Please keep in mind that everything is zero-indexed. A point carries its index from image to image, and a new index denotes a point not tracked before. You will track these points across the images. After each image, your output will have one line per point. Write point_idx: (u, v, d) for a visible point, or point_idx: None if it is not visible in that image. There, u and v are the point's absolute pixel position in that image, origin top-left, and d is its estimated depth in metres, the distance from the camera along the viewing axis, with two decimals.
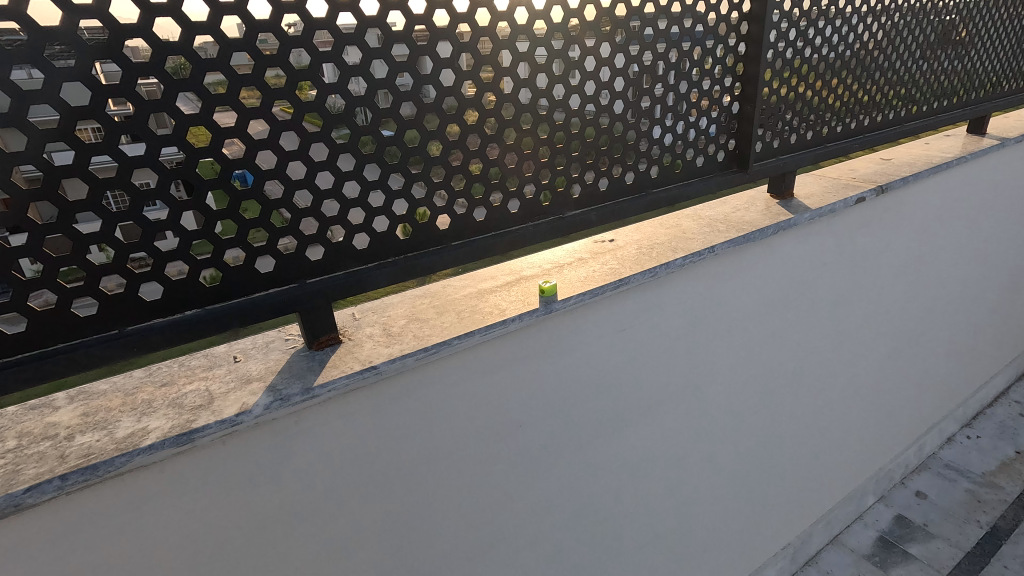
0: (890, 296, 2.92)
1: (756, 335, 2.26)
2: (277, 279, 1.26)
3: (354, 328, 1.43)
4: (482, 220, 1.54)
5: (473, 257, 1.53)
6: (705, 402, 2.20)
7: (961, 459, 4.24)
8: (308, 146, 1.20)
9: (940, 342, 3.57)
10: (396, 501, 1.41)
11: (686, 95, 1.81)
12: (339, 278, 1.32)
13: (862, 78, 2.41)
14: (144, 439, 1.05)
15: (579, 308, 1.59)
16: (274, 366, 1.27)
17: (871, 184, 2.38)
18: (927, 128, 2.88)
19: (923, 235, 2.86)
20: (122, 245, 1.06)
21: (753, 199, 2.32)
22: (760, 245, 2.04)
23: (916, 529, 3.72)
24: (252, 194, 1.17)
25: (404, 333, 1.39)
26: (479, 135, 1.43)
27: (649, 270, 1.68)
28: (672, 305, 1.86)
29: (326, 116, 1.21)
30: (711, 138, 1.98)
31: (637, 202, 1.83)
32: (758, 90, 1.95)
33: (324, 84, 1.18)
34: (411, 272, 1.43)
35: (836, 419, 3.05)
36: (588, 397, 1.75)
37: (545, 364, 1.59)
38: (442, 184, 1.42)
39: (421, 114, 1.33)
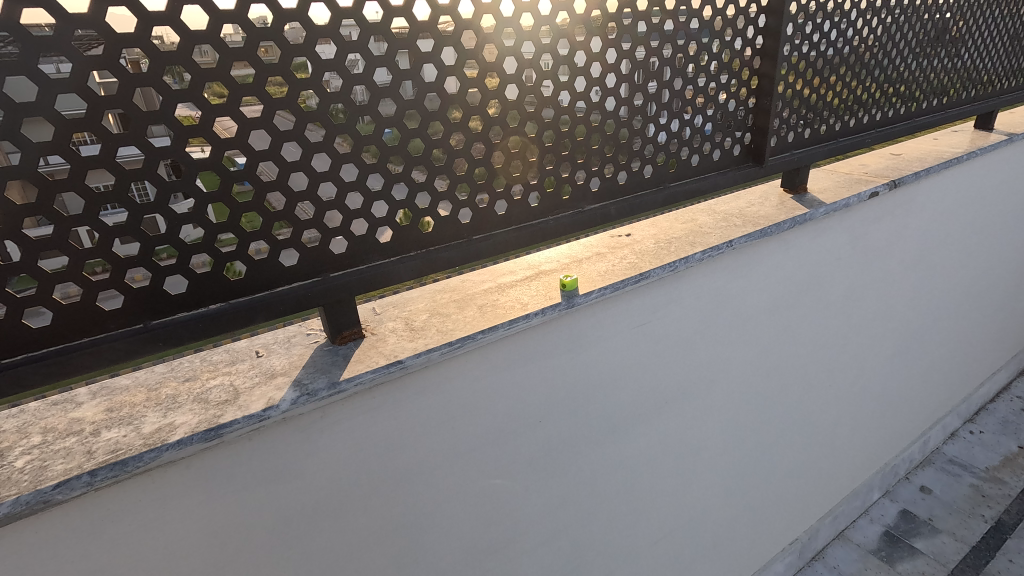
0: (900, 291, 2.93)
1: (769, 330, 2.26)
2: (302, 272, 1.25)
3: (376, 322, 1.41)
4: (503, 214, 1.52)
5: (493, 251, 1.52)
6: (718, 399, 2.20)
7: (965, 455, 4.25)
8: (334, 138, 1.18)
9: (946, 338, 3.58)
10: (418, 497, 1.40)
11: (704, 88, 1.80)
12: (363, 272, 1.31)
13: (873, 74, 2.41)
14: (172, 434, 1.03)
15: (599, 302, 1.58)
16: (297, 361, 1.26)
17: (883, 179, 2.38)
18: (934, 124, 2.89)
19: (932, 230, 2.86)
20: (149, 237, 1.04)
21: (766, 193, 2.31)
22: (776, 240, 2.03)
23: (922, 523, 3.73)
24: (277, 186, 1.15)
25: (428, 328, 1.37)
26: (501, 127, 1.41)
27: (669, 264, 1.67)
28: (689, 300, 1.85)
29: (352, 106, 1.18)
30: (728, 131, 1.96)
31: (655, 196, 1.82)
32: (775, 84, 1.94)
33: (349, 75, 1.16)
34: (433, 267, 1.41)
35: (844, 415, 3.05)
36: (607, 392, 1.74)
37: (565, 358, 1.58)
38: (464, 177, 1.41)
39: (445, 105, 1.31)
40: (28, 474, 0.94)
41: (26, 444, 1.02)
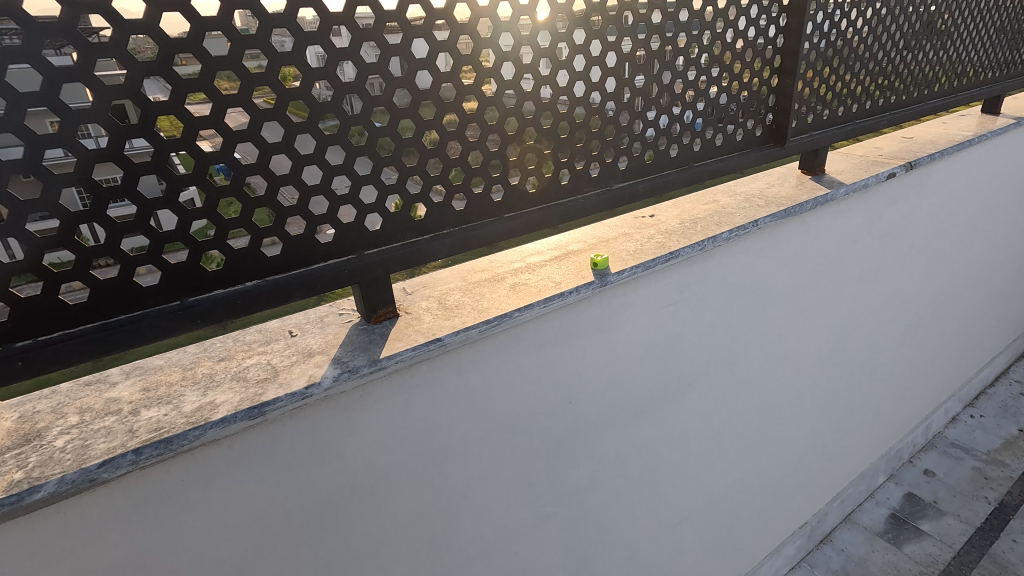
0: (910, 274, 2.94)
1: (787, 312, 2.26)
2: (337, 249, 1.22)
3: (409, 302, 1.39)
4: (534, 192, 1.50)
5: (524, 230, 1.49)
6: (737, 381, 2.19)
7: (967, 439, 4.30)
8: (371, 111, 1.16)
9: (951, 322, 3.61)
10: (452, 478, 1.39)
11: (730, 66, 1.77)
12: (398, 250, 1.29)
13: (887, 56, 2.41)
14: (214, 412, 1.01)
15: (630, 281, 1.56)
16: (333, 340, 1.23)
17: (899, 161, 2.37)
18: (944, 108, 2.90)
19: (942, 214, 2.87)
20: (186, 211, 1.02)
21: (784, 175, 2.30)
22: (797, 221, 2.03)
23: (927, 506, 3.77)
24: (315, 159, 1.13)
25: (462, 307, 1.35)
26: (535, 101, 1.38)
27: (698, 243, 1.65)
28: (715, 279, 1.84)
29: (388, 78, 1.15)
30: (751, 111, 1.94)
31: (681, 175, 1.80)
32: (799, 63, 1.92)
33: (388, 45, 1.13)
34: (466, 245, 1.38)
35: (854, 399, 3.07)
36: (634, 372, 1.73)
37: (596, 339, 1.57)
38: (498, 154, 1.38)
39: (480, 79, 1.28)
40: (70, 454, 0.91)
41: (63, 424, 0.99)
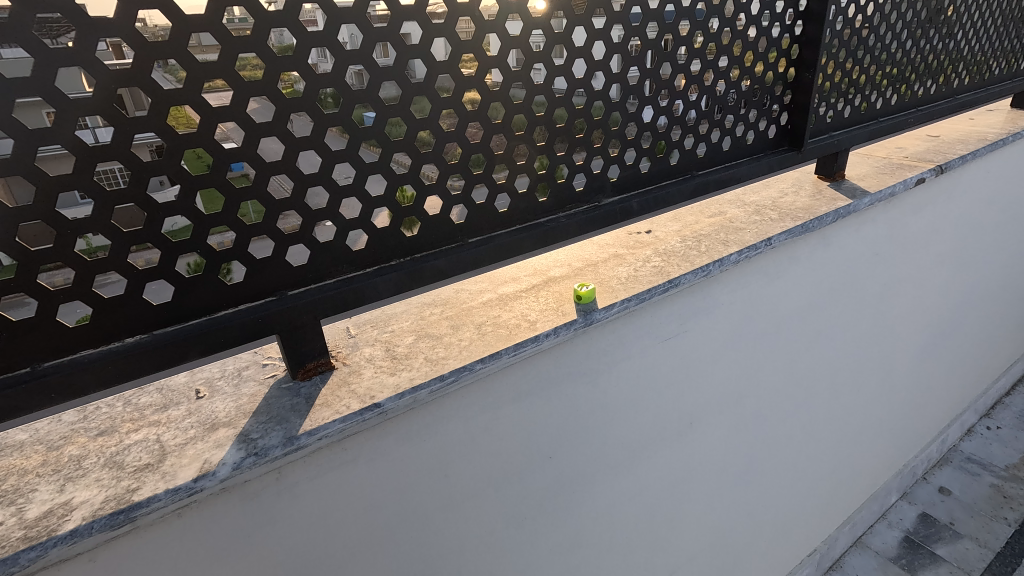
0: (933, 285, 2.68)
1: (801, 334, 2.01)
2: (250, 292, 0.97)
3: (349, 352, 1.13)
4: (504, 210, 1.24)
5: (495, 257, 1.24)
6: (745, 412, 1.95)
7: (983, 452, 4.06)
8: (289, 117, 0.91)
9: (971, 333, 3.36)
10: (407, 559, 1.15)
11: (742, 57, 1.50)
12: (332, 289, 1.04)
13: (915, 45, 2.13)
14: (66, 521, 0.76)
15: (622, 316, 1.32)
16: (246, 406, 0.98)
17: (928, 164, 2.11)
18: (972, 103, 2.62)
19: (970, 220, 2.61)
20: (29, 254, 0.76)
21: (798, 181, 2.04)
22: (817, 235, 1.77)
23: (943, 527, 3.55)
24: (213, 181, 0.87)
25: (413, 356, 1.10)
26: (503, 104, 1.13)
27: (701, 268, 1.41)
28: (723, 306, 1.59)
29: (308, 75, 0.90)
30: (763, 112, 1.67)
31: (683, 186, 1.54)
32: (821, 53, 1.64)
33: (306, 33, 0.88)
34: (420, 279, 1.13)
35: (868, 419, 2.83)
36: (628, 416, 1.49)
37: (581, 383, 1.32)
38: (458, 166, 1.13)
39: (432, 76, 1.02)
40: None
41: None
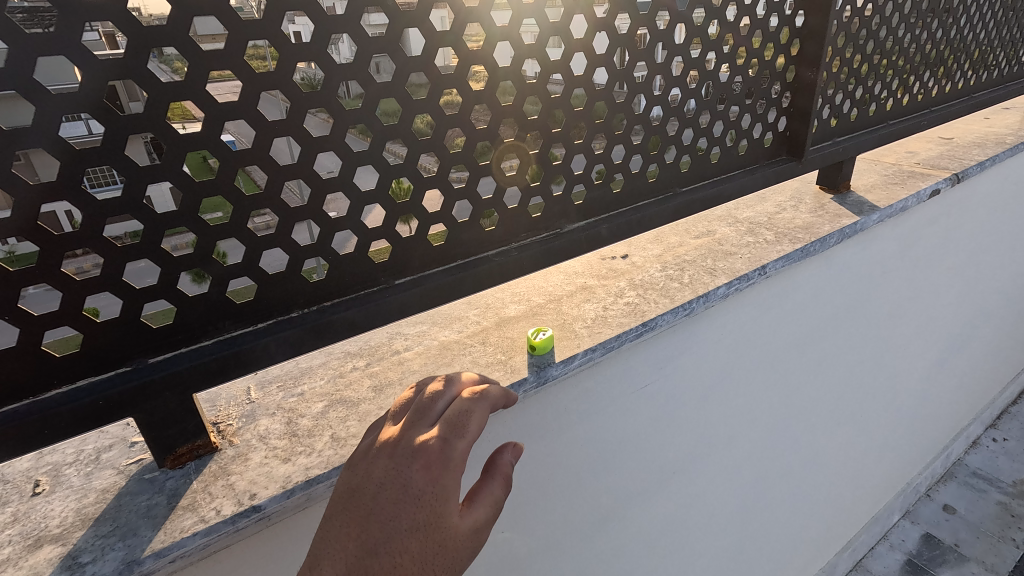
0: (945, 300, 2.46)
1: (806, 365, 1.77)
2: (92, 364, 0.75)
3: (240, 427, 0.92)
4: (440, 243, 1.02)
5: (429, 302, 1.01)
6: (743, 456, 1.71)
7: (989, 467, 3.84)
8: (127, 139, 0.68)
9: (982, 346, 3.14)
10: None
11: (733, 54, 1.27)
12: (208, 353, 0.81)
13: (929, 38, 1.90)
14: None
15: (585, 368, 1.13)
16: (89, 508, 0.77)
17: (943, 171, 1.89)
18: (988, 101, 2.39)
19: (986, 230, 2.38)
20: None
21: (797, 193, 1.83)
22: (819, 259, 1.54)
23: (947, 549, 3.36)
24: (18, 228, 0.65)
25: (318, 434, 0.89)
26: (433, 116, 0.91)
27: (682, 306, 1.19)
28: (711, 345, 1.37)
29: (153, 85, 0.68)
30: (759, 117, 1.45)
31: (664, 206, 1.31)
32: (825, 48, 1.41)
33: (141, 29, 0.65)
34: (328, 334, 0.91)
35: (875, 444, 2.62)
36: (597, 474, 1.30)
37: (538, 447, 1.16)
38: (376, 194, 0.91)
39: (332, 82, 0.80)
40: None
41: None
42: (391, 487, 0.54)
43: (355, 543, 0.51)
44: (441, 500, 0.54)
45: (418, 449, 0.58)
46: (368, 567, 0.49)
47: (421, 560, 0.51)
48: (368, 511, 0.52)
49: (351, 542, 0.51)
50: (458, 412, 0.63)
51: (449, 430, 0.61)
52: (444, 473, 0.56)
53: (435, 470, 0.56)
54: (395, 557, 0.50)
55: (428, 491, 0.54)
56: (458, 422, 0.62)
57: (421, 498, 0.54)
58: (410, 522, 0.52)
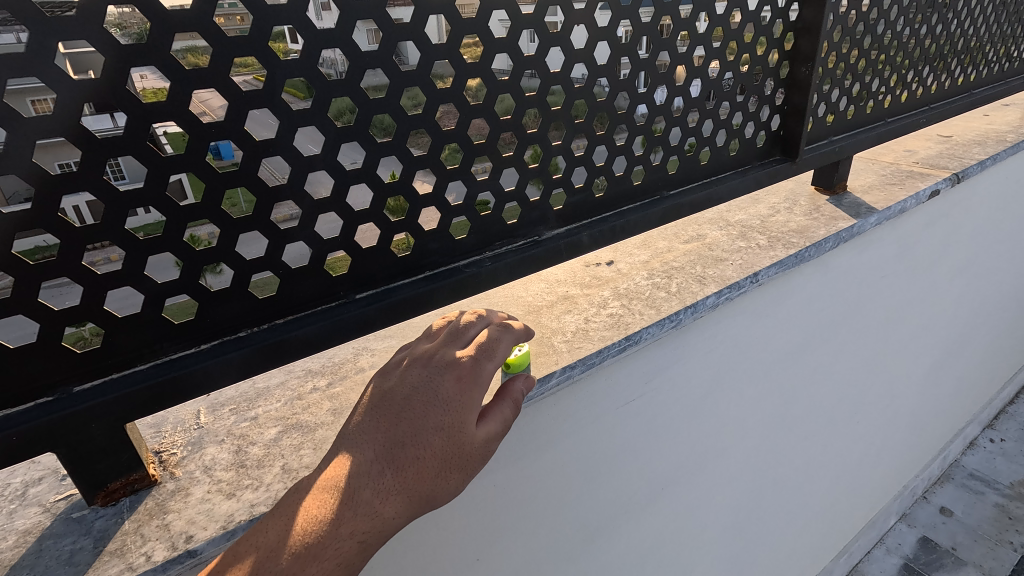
0: (945, 302, 2.39)
1: (802, 373, 1.70)
2: (4, 395, 0.67)
3: (184, 456, 0.84)
4: (406, 253, 0.94)
5: (394, 318, 0.93)
6: (735, 469, 1.65)
7: (987, 468, 3.79)
8: (34, 145, 0.60)
9: (982, 348, 3.08)
10: None
11: (722, 49, 1.20)
12: (141, 380, 0.73)
13: (929, 32, 1.83)
14: None
15: (564, 386, 1.05)
16: (8, 551, 0.71)
17: (943, 171, 1.82)
18: (989, 98, 2.32)
19: (987, 230, 2.31)
20: None
21: (792, 194, 1.76)
22: (814, 264, 1.47)
23: (944, 553, 3.31)
24: None
25: (267, 465, 0.81)
26: (394, 115, 0.84)
27: (669, 318, 1.12)
28: (701, 356, 1.30)
29: (63, 83, 0.59)
30: (751, 115, 1.37)
31: (651, 210, 1.24)
32: (821, 42, 1.33)
33: (42, 20, 0.56)
34: (279, 355, 0.83)
35: (874, 450, 2.55)
36: (580, 495, 1.23)
37: (515, 470, 1.08)
38: (330, 202, 0.83)
39: (275, 80, 0.72)
40: None
41: None
42: (428, 390, 0.74)
43: (398, 425, 0.71)
44: (465, 407, 0.74)
45: (451, 365, 0.78)
46: (404, 444, 0.70)
47: (444, 448, 0.71)
48: (410, 401, 0.73)
49: (394, 422, 0.71)
50: (486, 342, 0.83)
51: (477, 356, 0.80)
52: (468, 389, 0.76)
53: (462, 385, 0.76)
54: (425, 442, 0.70)
55: (460, 399, 0.74)
56: (487, 349, 0.83)
57: (449, 404, 0.73)
58: (438, 423, 0.71)
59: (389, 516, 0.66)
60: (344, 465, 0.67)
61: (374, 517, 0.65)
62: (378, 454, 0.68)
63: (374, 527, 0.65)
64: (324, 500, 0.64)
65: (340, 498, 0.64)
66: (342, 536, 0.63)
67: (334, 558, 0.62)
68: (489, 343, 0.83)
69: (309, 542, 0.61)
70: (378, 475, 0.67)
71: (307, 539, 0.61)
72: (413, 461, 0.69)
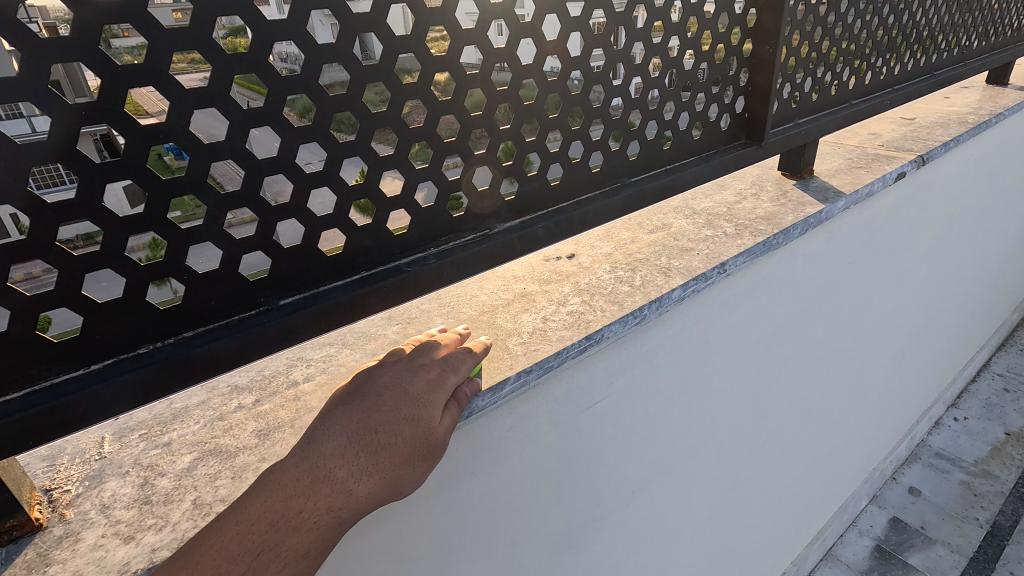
0: (912, 286, 2.39)
1: (773, 364, 1.66)
2: None
3: (80, 494, 0.75)
4: (336, 253, 0.84)
5: (325, 326, 0.83)
6: (708, 465, 1.60)
7: (952, 446, 3.87)
8: None
9: (947, 329, 3.11)
10: None
11: (683, 24, 1.11)
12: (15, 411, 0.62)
13: (891, 12, 1.79)
14: None
15: (521, 392, 0.97)
16: None
17: (908, 153, 1.78)
18: (950, 79, 2.31)
19: (951, 213, 2.31)
20: None
21: (758, 180, 1.71)
22: (782, 251, 1.42)
23: (914, 533, 3.36)
24: None
25: (176, 500, 0.72)
26: (310, 96, 0.72)
27: (632, 314, 1.05)
28: (668, 353, 1.24)
29: None
30: (715, 97, 1.30)
31: (611, 199, 1.16)
32: (785, 20, 1.27)
33: None
34: (188, 373, 0.72)
35: (847, 436, 2.55)
36: (545, 506, 1.16)
37: (471, 486, 0.99)
38: (242, 196, 0.71)
39: (159, 53, 0.60)
40: None
41: None
42: (400, 386, 0.73)
43: (372, 412, 0.69)
44: (435, 402, 0.74)
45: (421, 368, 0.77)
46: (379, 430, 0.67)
47: (418, 435, 0.69)
48: (382, 393, 0.71)
49: (366, 411, 0.69)
50: (451, 357, 0.82)
51: (445, 365, 0.80)
52: (439, 387, 0.76)
53: (433, 383, 0.76)
54: (399, 429, 0.68)
55: (432, 394, 0.74)
56: (453, 362, 0.81)
57: (421, 397, 0.73)
58: (411, 412, 0.70)
59: (361, 496, 0.63)
60: (317, 447, 0.63)
61: (347, 496, 0.62)
62: (353, 437, 0.65)
63: (347, 504, 0.62)
64: (298, 479, 0.60)
65: (314, 478, 0.61)
66: (316, 510, 0.59)
67: (306, 530, 0.59)
68: (455, 355, 0.82)
69: (284, 514, 0.58)
70: (353, 457, 0.64)
71: (281, 511, 0.58)
72: (387, 446, 0.66)
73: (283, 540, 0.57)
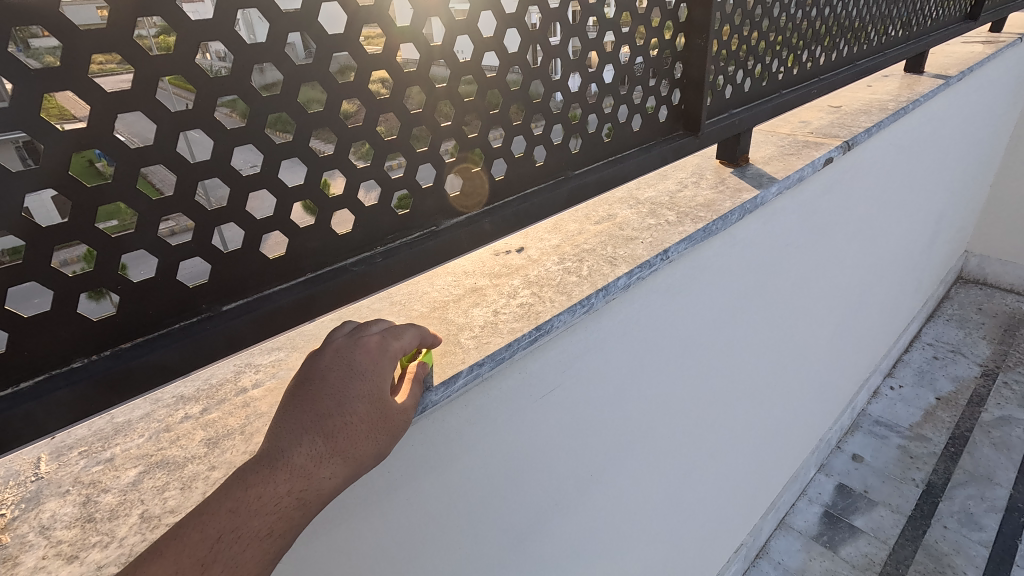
0: (846, 264, 2.53)
1: (719, 344, 1.73)
2: None
3: (16, 517, 0.73)
4: (278, 255, 0.83)
5: (270, 329, 0.82)
6: (662, 444, 1.66)
7: (889, 414, 4.14)
8: None
9: (879, 304, 3.32)
10: None
11: (618, 20, 1.14)
12: None
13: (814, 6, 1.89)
14: None
15: (473, 385, 0.99)
16: None
17: (835, 139, 1.89)
18: (872, 69, 2.45)
19: (877, 195, 2.47)
20: None
21: (698, 169, 1.77)
22: (722, 237, 1.48)
23: (859, 497, 3.56)
24: None
25: (122, 515, 0.70)
26: (242, 96, 0.71)
27: (580, 304, 1.08)
28: (617, 339, 1.28)
29: None
30: (652, 90, 1.34)
31: (556, 192, 1.18)
32: (713, 15, 1.32)
33: None
34: (126, 385, 0.71)
35: (792, 410, 2.68)
36: (504, 496, 1.18)
37: (429, 481, 1.00)
38: (176, 202, 0.69)
39: (77, 57, 0.58)
40: None
41: None
42: (346, 364, 0.72)
43: (320, 396, 0.67)
44: (382, 377, 0.74)
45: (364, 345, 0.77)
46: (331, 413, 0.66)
47: (370, 411, 0.69)
48: (327, 376, 0.70)
49: (315, 394, 0.68)
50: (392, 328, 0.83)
51: (386, 335, 0.81)
52: (383, 360, 0.76)
53: (378, 358, 0.76)
54: (352, 407, 0.68)
55: (378, 370, 0.74)
56: (394, 330, 0.83)
57: (367, 373, 0.72)
58: (360, 389, 0.70)
59: (324, 477, 0.62)
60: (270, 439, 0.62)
61: (310, 477, 0.61)
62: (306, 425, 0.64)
63: (309, 486, 0.60)
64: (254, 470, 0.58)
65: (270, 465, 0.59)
66: (277, 493, 0.58)
67: (271, 513, 0.57)
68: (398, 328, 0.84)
69: (244, 501, 0.56)
70: (309, 442, 0.63)
71: (240, 498, 0.56)
72: (343, 425, 0.66)
73: (246, 523, 0.55)
